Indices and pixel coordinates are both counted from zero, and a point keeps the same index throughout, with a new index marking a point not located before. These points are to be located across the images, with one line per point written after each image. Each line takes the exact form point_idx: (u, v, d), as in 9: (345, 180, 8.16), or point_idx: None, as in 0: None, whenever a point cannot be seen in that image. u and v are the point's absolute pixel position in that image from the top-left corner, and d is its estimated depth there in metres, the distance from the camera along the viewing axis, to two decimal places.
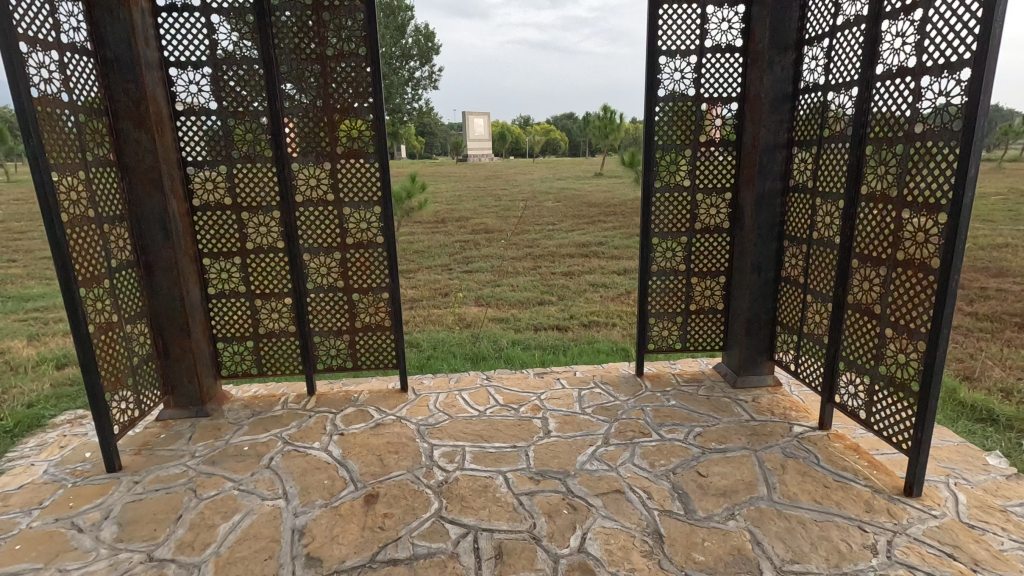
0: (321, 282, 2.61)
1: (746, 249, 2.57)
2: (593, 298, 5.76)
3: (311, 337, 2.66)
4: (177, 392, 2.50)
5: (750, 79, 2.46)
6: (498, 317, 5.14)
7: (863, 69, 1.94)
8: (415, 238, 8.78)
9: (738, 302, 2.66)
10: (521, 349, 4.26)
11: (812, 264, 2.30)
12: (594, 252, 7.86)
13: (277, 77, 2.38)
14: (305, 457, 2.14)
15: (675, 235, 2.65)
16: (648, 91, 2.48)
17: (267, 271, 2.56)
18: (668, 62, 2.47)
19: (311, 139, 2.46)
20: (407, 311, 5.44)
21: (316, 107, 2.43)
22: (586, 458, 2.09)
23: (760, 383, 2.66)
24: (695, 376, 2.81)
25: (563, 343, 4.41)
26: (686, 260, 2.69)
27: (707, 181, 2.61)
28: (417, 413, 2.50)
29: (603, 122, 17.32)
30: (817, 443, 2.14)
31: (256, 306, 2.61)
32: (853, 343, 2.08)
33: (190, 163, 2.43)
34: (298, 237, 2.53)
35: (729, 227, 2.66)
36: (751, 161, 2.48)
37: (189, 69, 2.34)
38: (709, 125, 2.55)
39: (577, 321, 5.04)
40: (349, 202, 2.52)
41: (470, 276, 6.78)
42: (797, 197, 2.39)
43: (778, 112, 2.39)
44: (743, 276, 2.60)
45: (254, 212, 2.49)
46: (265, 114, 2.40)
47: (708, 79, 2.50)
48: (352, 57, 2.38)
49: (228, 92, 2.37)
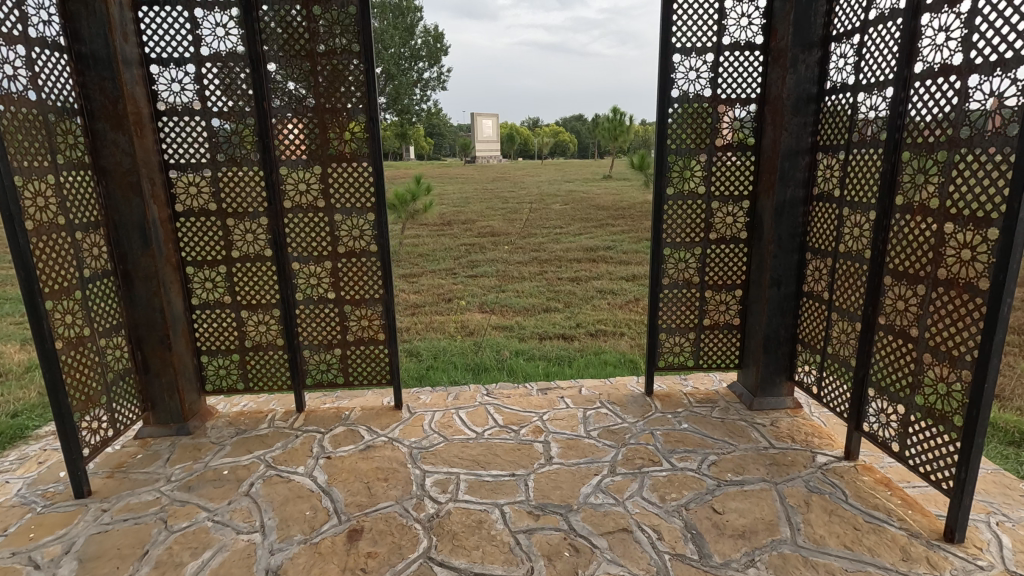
0: (311, 293, 2.46)
1: (764, 261, 2.39)
2: (600, 306, 5.59)
3: (300, 351, 2.51)
4: (158, 408, 2.36)
5: (771, 78, 2.28)
6: (502, 325, 4.98)
7: (900, 67, 1.76)
8: (420, 241, 8.65)
9: (756, 318, 2.48)
10: (524, 360, 4.10)
11: (837, 279, 2.12)
12: (602, 257, 7.67)
13: (264, 75, 2.23)
14: (287, 484, 1.99)
15: (689, 246, 2.48)
16: (660, 91, 2.31)
17: (254, 281, 2.42)
18: (682, 61, 2.30)
19: (301, 142, 2.31)
20: (409, 317, 5.30)
21: (306, 108, 2.28)
22: (591, 490, 1.92)
23: (778, 405, 2.48)
24: (707, 395, 2.64)
25: (569, 354, 4.25)
26: (699, 272, 2.52)
27: (723, 188, 2.43)
28: (410, 434, 2.34)
29: (612, 124, 17.14)
30: (843, 476, 1.96)
31: (242, 318, 2.46)
32: (885, 368, 1.90)
33: (173, 166, 2.29)
34: (286, 245, 2.38)
35: (746, 237, 2.48)
36: (771, 167, 2.30)
37: (171, 66, 2.19)
38: (726, 128, 2.37)
39: (583, 330, 4.86)
40: (340, 208, 2.37)
41: (475, 280, 6.63)
42: (821, 206, 2.21)
43: (801, 114, 2.21)
44: (762, 290, 2.43)
45: (241, 218, 2.35)
46: (251, 115, 2.26)
47: (725, 78, 2.33)
48: (345, 54, 2.23)
49: (213, 91, 2.23)
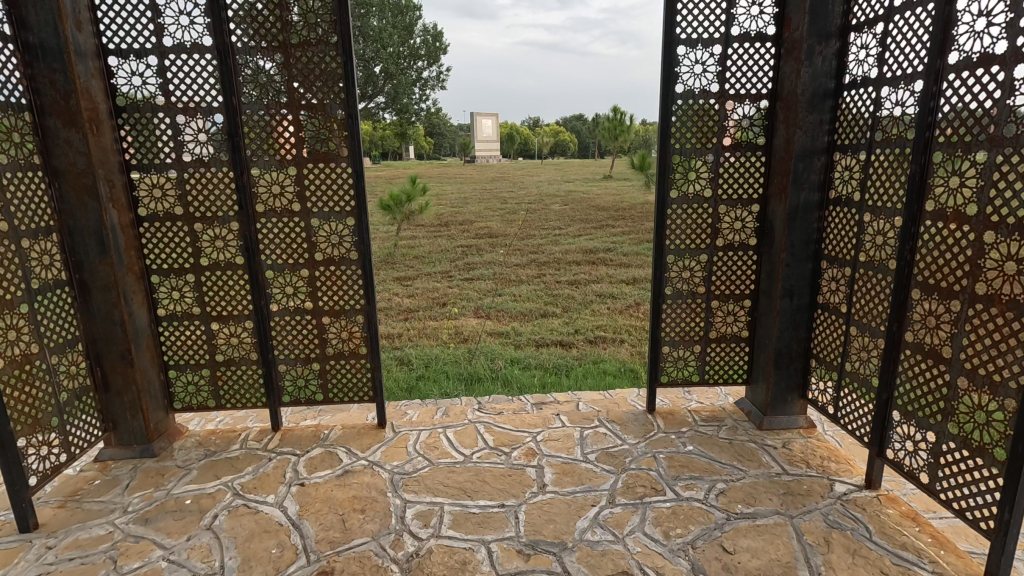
0: (286, 304, 2.29)
1: (776, 270, 2.21)
2: (599, 311, 5.41)
3: (275, 366, 2.34)
4: (120, 429, 2.18)
5: (784, 72, 2.10)
6: (498, 331, 4.80)
7: (931, 59, 1.58)
8: (416, 242, 8.48)
9: (766, 331, 2.30)
10: (520, 369, 3.92)
11: (857, 291, 1.95)
12: (601, 259, 7.50)
13: (233, 68, 2.06)
14: (254, 517, 1.81)
15: (693, 253, 2.30)
16: (664, 86, 2.13)
17: (225, 291, 2.25)
18: (687, 53, 2.12)
19: (274, 141, 2.13)
20: (402, 322, 5.12)
21: (279, 103, 2.10)
22: (587, 524, 1.74)
23: (790, 425, 2.30)
24: (713, 413, 2.46)
25: (567, 362, 4.07)
26: (705, 281, 2.34)
27: (731, 191, 2.25)
28: (393, 457, 2.16)
29: (612, 124, 16.97)
30: (866, 509, 1.78)
31: (213, 331, 2.29)
32: (913, 390, 1.72)
33: (135, 167, 2.10)
34: (259, 251, 2.21)
35: (756, 243, 2.31)
36: (784, 168, 2.12)
37: (131, 58, 2.02)
38: (735, 127, 2.20)
39: (581, 336, 4.69)
40: (317, 212, 2.20)
41: (470, 284, 6.46)
42: (839, 210, 2.03)
43: (817, 111, 2.03)
44: (773, 301, 2.25)
45: (211, 222, 2.18)
46: (220, 112, 2.08)
47: (734, 72, 2.15)
48: (320, 45, 2.06)
49: (178, 85, 2.05)
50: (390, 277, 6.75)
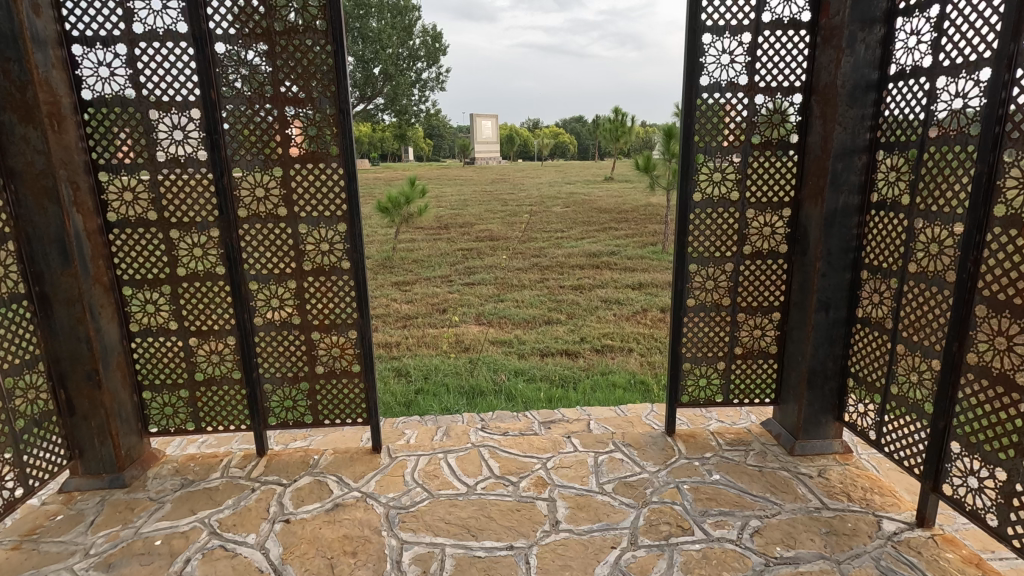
0: (272, 317, 2.08)
1: (810, 280, 2.01)
2: (606, 317, 5.21)
3: (260, 386, 2.13)
4: (87, 457, 1.98)
5: (820, 63, 1.90)
6: (501, 340, 4.60)
7: (1002, 43, 1.38)
8: (415, 245, 8.29)
9: (798, 347, 2.10)
10: (524, 382, 3.72)
11: (904, 305, 1.75)
12: (605, 263, 7.30)
13: (212, 58, 1.85)
14: (231, 561, 1.60)
15: (718, 261, 2.11)
16: (687, 78, 1.94)
17: (204, 304, 2.04)
18: (713, 41, 1.93)
19: (257, 138, 1.93)
20: (400, 330, 4.92)
21: (263, 97, 1.90)
22: (607, 572, 1.54)
23: (824, 450, 2.10)
24: (738, 436, 2.26)
25: (573, 373, 3.86)
26: (730, 292, 2.14)
27: (760, 193, 2.06)
28: (389, 488, 1.96)
29: (614, 125, 16.78)
30: (922, 552, 1.58)
31: (191, 347, 2.08)
32: (977, 420, 1.52)
33: (103, 168, 1.90)
34: (241, 260, 2.00)
35: (786, 251, 2.11)
36: (820, 168, 1.92)
37: (97, 46, 1.81)
38: (765, 123, 2.00)
39: (588, 345, 4.48)
40: (305, 217, 1.99)
41: (471, 289, 6.26)
42: (883, 215, 1.83)
43: (859, 105, 1.83)
44: (806, 314, 2.05)
45: (187, 228, 1.97)
46: (197, 106, 1.88)
47: (764, 63, 1.95)
48: (308, 32, 1.86)
49: (150, 77, 1.85)
50: (388, 282, 6.54)
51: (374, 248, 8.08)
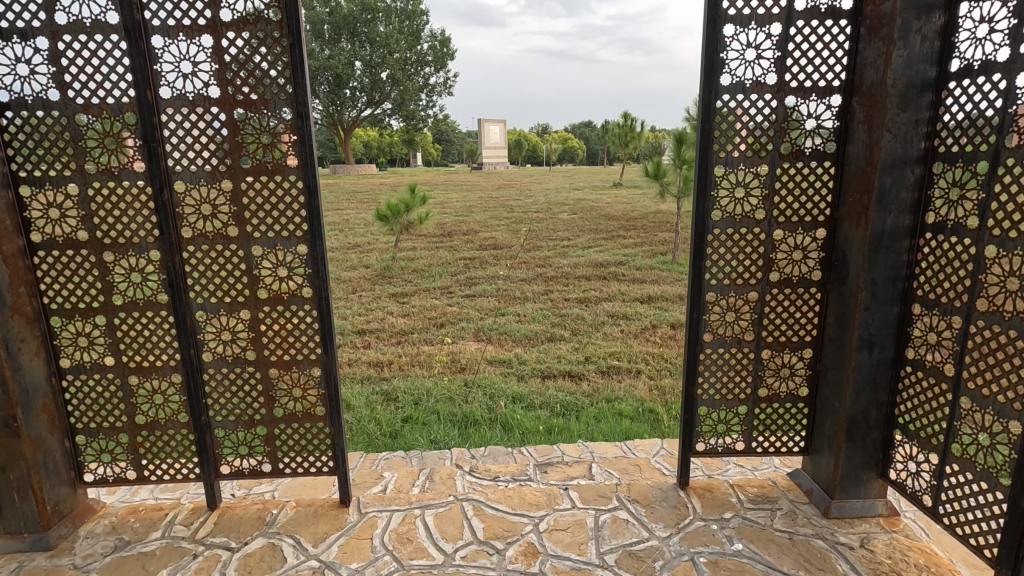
0: (223, 352, 1.81)
1: (850, 313, 1.71)
2: (613, 334, 4.91)
3: (210, 430, 1.86)
4: (6, 514, 1.71)
5: (865, 58, 1.60)
6: (499, 359, 4.32)
7: None
8: (416, 254, 8.04)
9: (835, 391, 1.79)
10: (523, 409, 3.43)
11: (970, 350, 1.44)
12: (613, 273, 6.99)
13: (148, 53, 1.58)
14: None
15: (740, 289, 1.81)
16: (705, 77, 1.65)
17: (145, 337, 1.77)
18: (737, 33, 1.64)
19: (203, 147, 1.66)
20: (393, 347, 4.64)
21: (209, 99, 1.63)
22: None
23: (865, 513, 1.79)
24: (762, 491, 1.95)
25: (576, 399, 3.56)
26: (754, 325, 1.84)
27: (790, 211, 1.76)
28: (352, 555, 1.67)
29: (622, 130, 16.49)
30: None
31: (131, 386, 1.81)
32: None
33: (24, 180, 1.63)
34: (186, 287, 1.73)
35: (821, 278, 1.80)
36: (864, 183, 1.62)
37: (14, 39, 1.55)
38: (797, 129, 1.70)
39: (592, 366, 4.18)
40: (260, 237, 1.72)
41: (472, 301, 5.99)
42: (942, 239, 1.53)
43: (913, 107, 1.53)
44: (845, 352, 1.74)
45: (124, 250, 1.70)
46: (132, 109, 1.61)
47: (796, 59, 1.66)
48: (259, 24, 1.59)
49: (77, 76, 1.58)
50: (385, 293, 6.29)
51: (373, 258, 7.84)
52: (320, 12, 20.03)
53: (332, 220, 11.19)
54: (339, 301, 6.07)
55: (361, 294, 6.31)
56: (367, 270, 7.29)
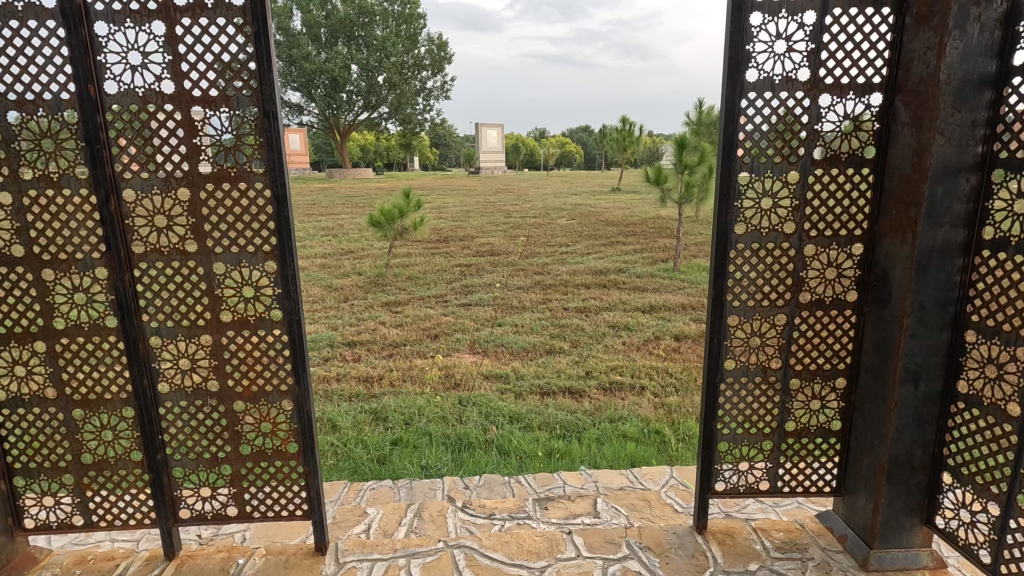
0: (180, 383, 1.59)
1: (893, 340, 1.51)
2: (614, 346, 4.70)
3: (167, 470, 1.64)
4: None
5: (911, 51, 1.41)
6: (496, 374, 4.11)
7: None
8: (411, 260, 7.83)
9: (873, 426, 1.59)
10: (521, 430, 3.22)
11: None
12: (613, 281, 6.80)
13: (90, 42, 1.38)
14: None
15: (766, 312, 1.61)
16: (729, 72, 1.46)
17: (92, 366, 1.55)
18: (766, 22, 1.44)
19: (156, 150, 1.45)
20: (384, 361, 4.43)
21: (161, 95, 1.42)
22: None
23: (908, 564, 1.58)
24: (790, 537, 1.74)
25: (577, 419, 3.35)
26: (782, 351, 1.64)
27: (824, 223, 1.56)
28: None
29: (620, 134, 16.33)
30: None
31: (76, 422, 1.58)
32: None
33: None
34: (138, 310, 1.52)
35: (856, 299, 1.60)
36: (910, 193, 1.42)
37: None
38: (832, 131, 1.50)
39: (594, 382, 3.97)
40: (222, 253, 1.51)
41: (467, 310, 5.78)
42: (1005, 258, 1.32)
43: (969, 107, 1.33)
44: (886, 384, 1.54)
45: (65, 268, 1.48)
46: (73, 106, 1.39)
47: (832, 52, 1.46)
48: (219, 9, 1.39)
49: (9, 67, 1.37)
50: (378, 302, 6.08)
51: (367, 265, 7.62)
52: (318, 16, 20.10)
53: (327, 225, 11.00)
54: (330, 310, 5.85)
55: (353, 303, 6.09)
56: (360, 278, 7.08)
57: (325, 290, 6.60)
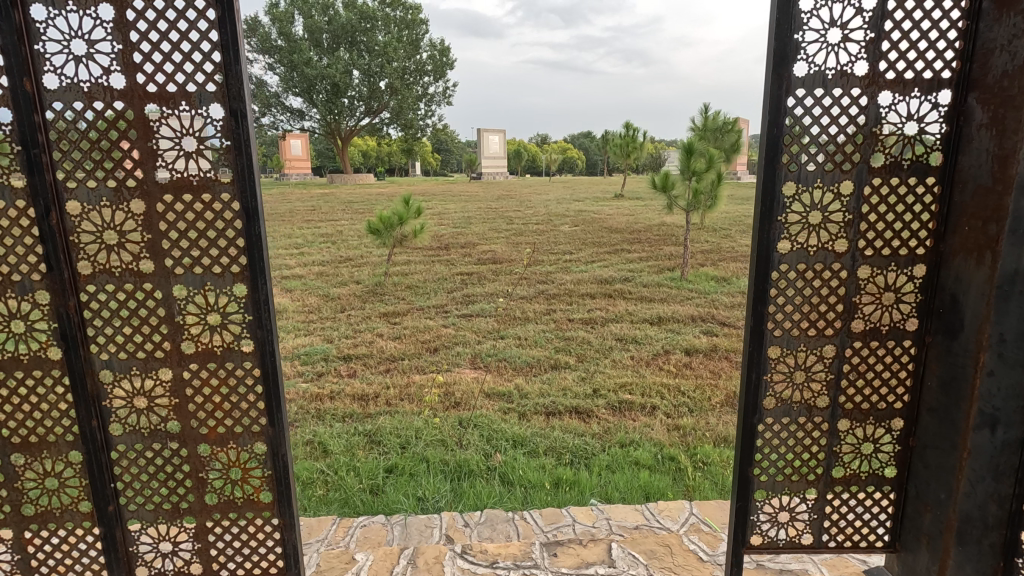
0: (136, 423, 1.38)
1: (964, 379, 1.29)
2: (622, 361, 4.47)
3: (121, 522, 1.42)
4: None
5: (990, 41, 1.20)
6: (498, 392, 3.89)
7: None
8: (411, 268, 7.64)
9: (938, 476, 1.37)
10: (526, 456, 3.00)
11: None
12: (619, 291, 6.59)
13: (26, 28, 1.17)
14: None
15: (813, 342, 1.40)
16: (774, 65, 1.25)
17: (31, 404, 1.34)
18: (818, 7, 1.23)
19: (106, 155, 1.24)
20: (381, 376, 4.22)
21: (112, 91, 1.21)
22: None
23: None
24: None
25: (585, 444, 3.13)
26: (831, 388, 1.43)
27: (882, 241, 1.35)
28: None
29: (624, 140, 16.17)
30: None
31: (15, 469, 1.37)
32: None
33: None
34: (85, 339, 1.31)
35: (917, 328, 1.39)
36: (987, 207, 1.21)
37: None
38: (893, 134, 1.29)
39: (602, 401, 3.74)
40: (183, 274, 1.30)
41: (469, 321, 5.58)
42: None
43: None
44: (955, 429, 1.32)
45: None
46: (6, 103, 1.19)
47: (895, 42, 1.25)
48: None
49: None
50: (376, 313, 5.87)
51: (365, 273, 7.43)
52: (319, 22, 20.00)
53: (326, 232, 10.81)
54: (326, 321, 5.65)
55: (350, 314, 5.88)
56: (358, 287, 6.87)
57: (321, 300, 6.39)
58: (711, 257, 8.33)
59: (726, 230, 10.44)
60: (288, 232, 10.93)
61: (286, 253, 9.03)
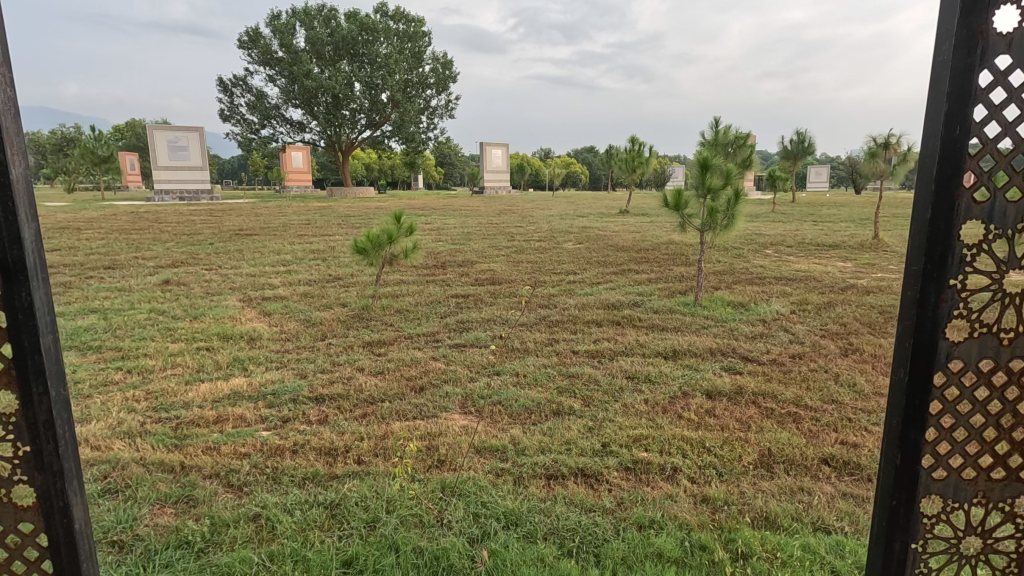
0: None
1: None
2: (635, 407, 3.86)
3: None
4: None
5: None
6: (490, 446, 3.29)
7: None
8: (403, 290, 7.09)
9: None
10: (520, 544, 2.39)
11: None
12: (628, 317, 6.02)
13: None
14: None
15: (993, 492, 0.92)
16: (962, 28, 0.83)
17: None
18: None
19: None
20: (356, 424, 3.62)
21: None
22: None
23: None
24: None
25: (594, 526, 2.53)
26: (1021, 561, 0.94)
27: None
28: None
29: (629, 154, 15.67)
30: None
31: None
32: None
33: None
34: None
35: None
36: None
37: None
38: None
39: (613, 461, 3.14)
40: None
41: (461, 353, 5.00)
42: None
43: None
44: None
45: None
46: None
47: None
48: None
49: None
50: (359, 342, 5.29)
51: (353, 295, 6.88)
52: (321, 33, 19.80)
53: (318, 248, 10.28)
54: (303, 351, 5.06)
55: (330, 342, 5.31)
56: (343, 310, 6.31)
57: (301, 325, 5.82)
58: (725, 280, 7.77)
59: (738, 250, 9.87)
60: (278, 247, 10.42)
61: (272, 270, 8.47)
